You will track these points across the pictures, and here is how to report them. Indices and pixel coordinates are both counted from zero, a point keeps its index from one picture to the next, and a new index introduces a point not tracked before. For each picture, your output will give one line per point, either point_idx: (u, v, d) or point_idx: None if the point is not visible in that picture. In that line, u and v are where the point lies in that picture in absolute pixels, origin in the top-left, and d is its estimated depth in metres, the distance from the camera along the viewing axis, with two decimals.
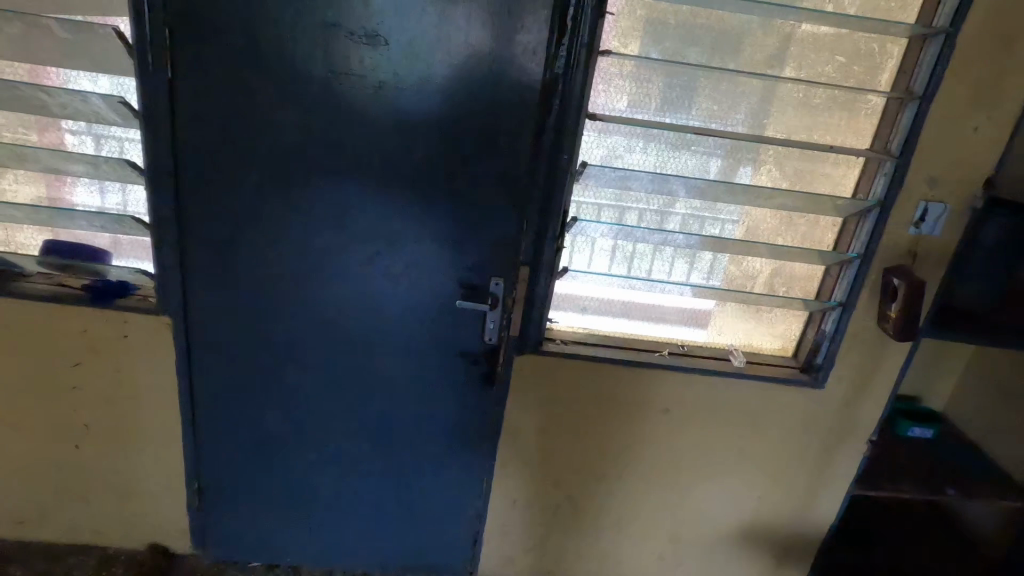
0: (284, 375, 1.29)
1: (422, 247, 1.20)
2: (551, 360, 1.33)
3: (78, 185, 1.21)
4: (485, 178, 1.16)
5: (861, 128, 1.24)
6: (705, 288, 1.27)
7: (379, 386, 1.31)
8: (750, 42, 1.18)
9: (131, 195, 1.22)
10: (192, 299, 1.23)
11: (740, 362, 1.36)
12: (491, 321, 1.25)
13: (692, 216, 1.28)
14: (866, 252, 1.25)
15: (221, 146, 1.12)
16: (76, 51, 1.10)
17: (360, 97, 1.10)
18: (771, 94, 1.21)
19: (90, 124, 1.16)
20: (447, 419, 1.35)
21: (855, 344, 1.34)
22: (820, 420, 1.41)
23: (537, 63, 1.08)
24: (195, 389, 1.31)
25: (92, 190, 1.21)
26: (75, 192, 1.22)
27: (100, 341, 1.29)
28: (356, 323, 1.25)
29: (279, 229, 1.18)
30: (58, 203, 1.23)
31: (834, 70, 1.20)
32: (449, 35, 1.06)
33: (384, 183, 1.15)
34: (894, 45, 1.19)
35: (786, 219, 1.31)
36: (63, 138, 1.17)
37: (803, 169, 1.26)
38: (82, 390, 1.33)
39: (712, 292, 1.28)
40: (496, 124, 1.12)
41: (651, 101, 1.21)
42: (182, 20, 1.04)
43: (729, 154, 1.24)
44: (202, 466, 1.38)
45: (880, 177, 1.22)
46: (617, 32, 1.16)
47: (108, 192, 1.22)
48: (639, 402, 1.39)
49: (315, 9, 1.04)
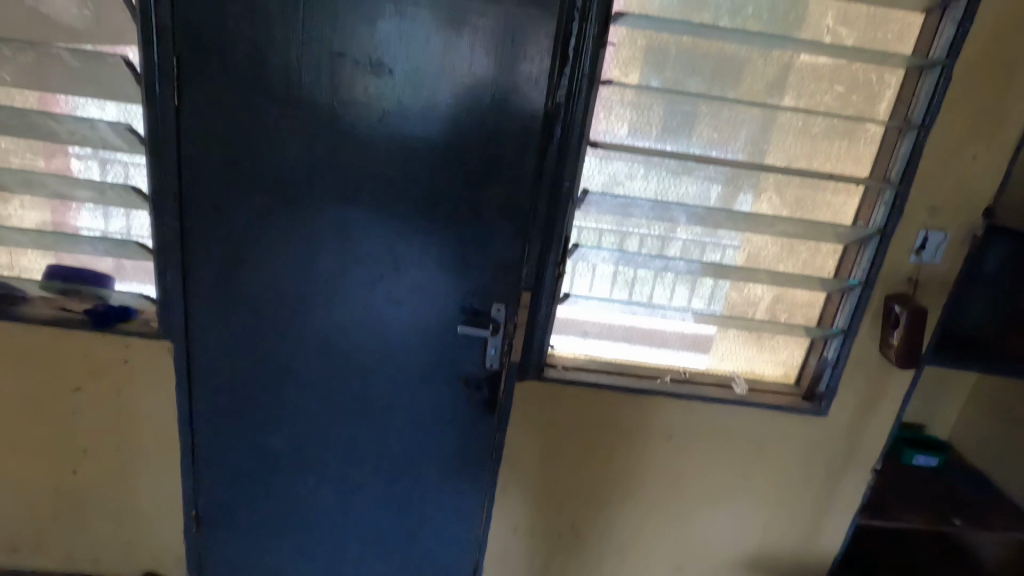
0: (285, 400, 1.29)
1: (424, 271, 1.20)
2: (553, 385, 1.32)
3: (82, 211, 1.22)
4: (488, 204, 1.16)
5: (861, 156, 1.25)
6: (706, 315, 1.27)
7: (380, 411, 1.30)
8: (749, 70, 1.20)
9: (135, 220, 1.22)
10: (194, 324, 1.23)
11: (743, 390, 1.36)
12: (492, 347, 1.25)
13: (693, 242, 1.28)
14: (868, 279, 1.25)
15: (226, 171, 1.13)
16: (85, 79, 1.11)
17: (364, 124, 1.11)
18: (770, 122, 1.22)
19: (96, 149, 1.17)
20: (448, 445, 1.34)
21: (858, 371, 1.34)
22: (824, 447, 1.40)
23: (540, 92, 1.10)
24: (195, 414, 1.30)
25: (97, 214, 1.22)
26: (80, 216, 1.22)
27: (101, 365, 1.28)
28: (358, 348, 1.25)
29: (281, 253, 1.18)
30: (63, 228, 1.23)
31: (832, 100, 1.21)
32: (453, 64, 1.08)
33: (388, 209, 1.16)
34: (891, 76, 1.21)
35: (788, 246, 1.31)
36: (69, 163, 1.18)
37: (804, 197, 1.27)
38: (81, 414, 1.32)
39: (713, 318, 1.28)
40: (499, 151, 1.13)
41: (652, 128, 1.22)
42: (190, 48, 1.06)
43: (729, 182, 1.25)
44: (200, 491, 1.36)
45: (880, 205, 1.23)
46: (618, 62, 1.18)
47: (112, 217, 1.22)
48: (641, 428, 1.38)
49: (321, 38, 1.06)
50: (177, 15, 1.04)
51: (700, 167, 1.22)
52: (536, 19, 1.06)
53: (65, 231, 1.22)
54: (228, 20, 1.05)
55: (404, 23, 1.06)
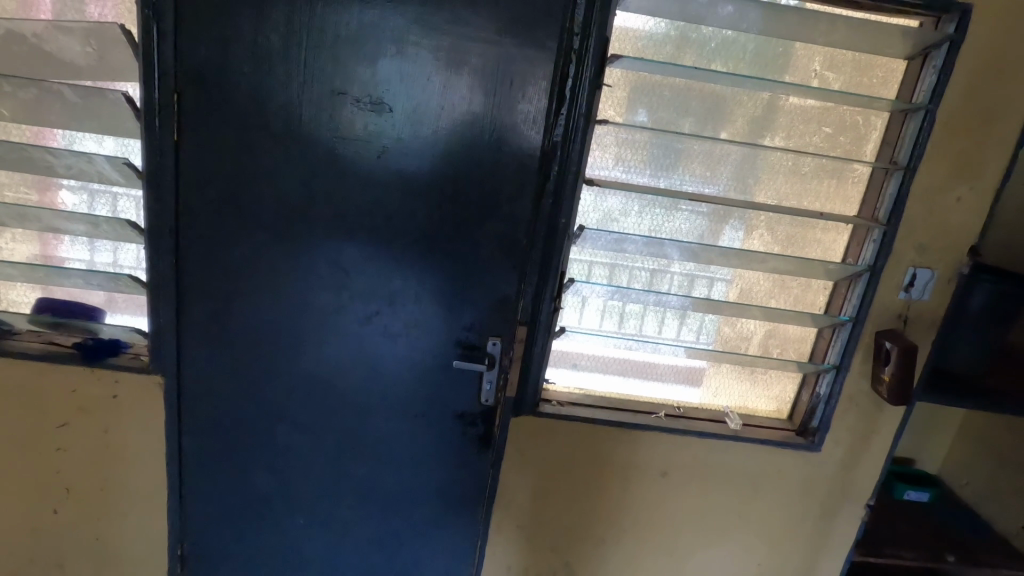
0: (278, 437, 1.27)
1: (420, 306, 1.20)
2: (548, 420, 1.32)
3: (71, 243, 1.22)
4: (485, 242, 1.17)
5: (849, 196, 1.28)
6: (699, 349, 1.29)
7: (374, 447, 1.28)
8: (739, 111, 1.23)
9: (124, 254, 1.23)
10: (187, 358, 1.21)
11: (737, 425, 1.37)
12: (488, 382, 1.24)
13: (687, 277, 1.30)
14: (859, 315, 1.27)
15: (224, 205, 1.13)
16: (85, 114, 1.11)
17: (364, 161, 1.12)
18: (761, 161, 1.25)
19: (86, 181, 1.18)
20: (442, 483, 1.31)
21: (850, 406, 1.35)
22: (818, 483, 1.40)
23: (537, 130, 1.12)
24: (185, 450, 1.27)
25: (83, 246, 1.22)
26: (68, 249, 1.22)
27: (89, 401, 1.26)
28: (353, 382, 1.24)
29: (276, 286, 1.18)
30: (51, 261, 1.23)
31: (821, 140, 1.25)
32: (452, 104, 1.10)
33: (385, 244, 1.16)
34: (877, 118, 1.25)
35: (779, 282, 1.33)
36: (61, 196, 1.19)
37: (794, 234, 1.30)
38: (66, 451, 1.29)
39: (705, 352, 1.30)
40: (496, 189, 1.14)
41: (646, 167, 1.24)
42: (193, 85, 1.07)
43: (714, 218, 1.28)
44: (186, 529, 1.32)
45: (869, 243, 1.25)
46: (613, 102, 1.21)
47: (99, 249, 1.22)
48: (636, 464, 1.37)
49: (323, 77, 1.07)
50: (181, 52, 1.05)
51: (690, 204, 1.25)
52: (534, 60, 1.08)
53: (53, 263, 1.22)
54: (231, 59, 1.06)
55: (405, 64, 1.08)
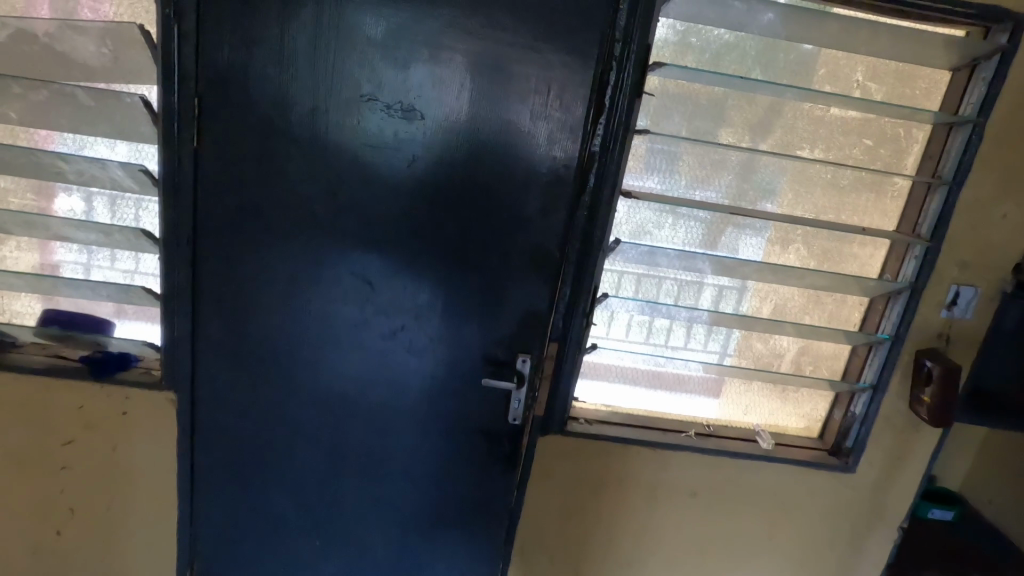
0: (296, 455, 1.21)
1: (448, 321, 1.15)
2: (576, 440, 1.27)
3: (69, 249, 1.16)
4: (517, 255, 1.12)
5: (888, 210, 1.25)
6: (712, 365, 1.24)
7: (396, 466, 1.23)
8: (777, 122, 1.19)
9: (121, 262, 1.17)
10: (201, 373, 1.16)
11: (768, 445, 1.32)
12: (517, 400, 1.18)
13: (721, 292, 1.26)
14: (898, 333, 1.23)
15: (243, 214, 1.08)
16: (97, 117, 1.06)
17: (391, 170, 1.07)
18: (798, 173, 1.22)
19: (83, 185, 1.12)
20: (465, 505, 1.26)
21: (886, 427, 1.31)
22: (852, 505, 1.36)
23: (573, 140, 1.07)
24: (197, 469, 1.21)
25: (79, 252, 1.16)
26: (67, 257, 1.17)
27: (96, 417, 1.19)
28: (375, 399, 1.19)
29: (297, 300, 1.13)
30: (49, 269, 1.18)
31: (861, 153, 1.21)
32: (485, 112, 1.05)
33: (412, 256, 1.11)
34: (918, 131, 1.21)
35: (813, 298, 1.29)
36: (56, 199, 1.13)
37: (831, 249, 1.26)
38: (71, 470, 1.23)
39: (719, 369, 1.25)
40: (528, 200, 1.10)
41: (681, 178, 1.20)
42: (214, 88, 1.01)
43: (719, 226, 1.22)
44: (196, 550, 1.26)
45: (910, 260, 1.22)
46: (649, 111, 1.17)
47: (96, 257, 1.17)
48: (666, 485, 1.33)
49: (351, 80, 1.02)
50: (203, 54, 1.00)
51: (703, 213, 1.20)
52: (572, 68, 1.04)
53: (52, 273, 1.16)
54: (254, 62, 1.00)
55: (437, 69, 1.03)
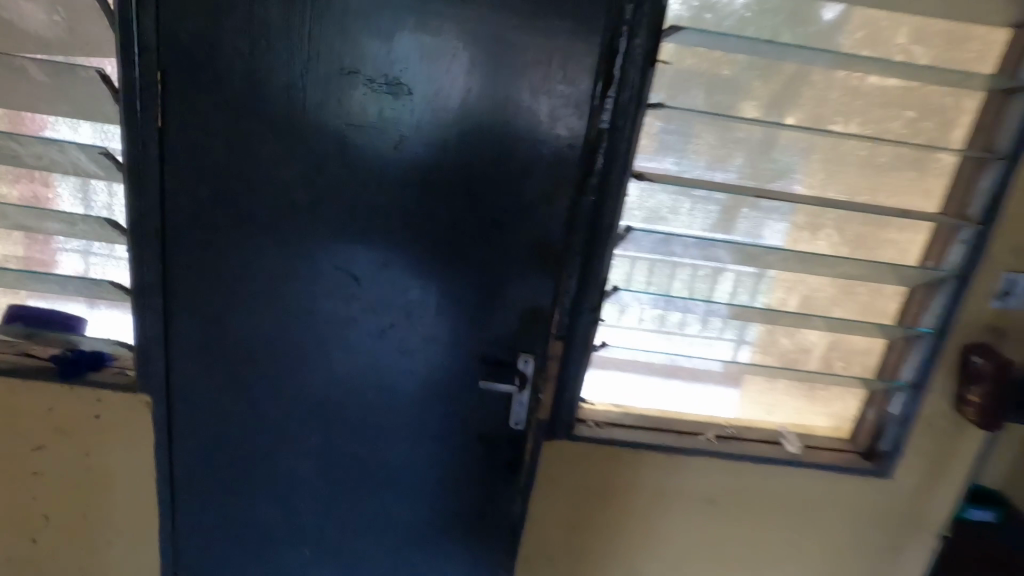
0: (281, 460, 1.13)
1: (442, 318, 1.05)
2: (583, 444, 1.17)
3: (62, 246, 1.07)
4: (518, 245, 1.02)
5: (931, 189, 1.12)
6: (734, 363, 1.16)
7: (388, 472, 1.14)
8: (807, 92, 1.07)
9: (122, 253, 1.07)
10: (176, 375, 1.07)
11: (796, 448, 1.21)
12: (519, 404, 1.09)
13: (743, 282, 1.15)
14: (942, 327, 1.12)
15: (215, 201, 0.98)
16: (54, 94, 0.97)
17: (377, 153, 0.96)
18: (830, 150, 1.09)
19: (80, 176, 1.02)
20: (464, 514, 1.17)
21: (926, 429, 1.19)
22: (886, 512, 1.25)
23: (579, 116, 0.96)
24: (176, 476, 1.13)
25: (77, 251, 1.07)
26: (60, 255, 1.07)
27: (68, 420, 1.12)
28: (364, 401, 1.09)
29: (276, 295, 1.03)
30: (39, 265, 1.08)
31: (902, 126, 1.08)
32: (480, 87, 0.94)
33: (401, 246, 1.01)
34: (969, 100, 1.08)
35: (846, 288, 1.17)
36: (49, 192, 1.04)
37: (866, 234, 1.14)
38: (44, 476, 1.15)
39: (745, 367, 1.16)
40: (530, 184, 0.99)
41: (700, 158, 1.08)
42: (179, 63, 0.91)
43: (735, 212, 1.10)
44: (179, 559, 1.19)
45: (957, 245, 1.10)
46: (664, 83, 1.05)
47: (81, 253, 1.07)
48: (682, 491, 1.22)
49: (329, 52, 0.92)
50: (164, 24, 0.90)
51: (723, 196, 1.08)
52: (578, 36, 0.92)
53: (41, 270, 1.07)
54: (221, 33, 0.90)
55: (426, 38, 0.92)
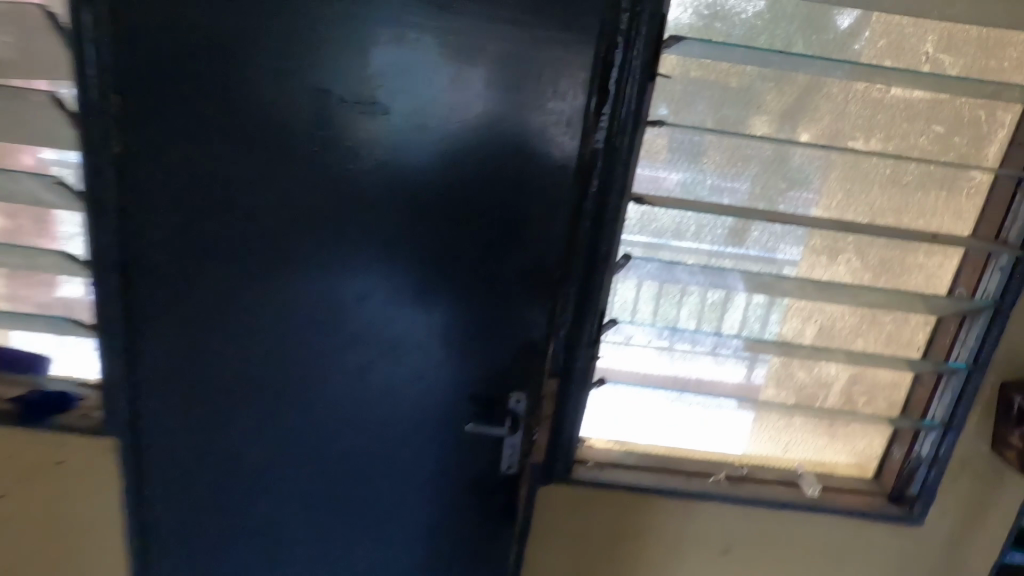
0: (256, 508, 1.05)
1: (426, 354, 0.97)
2: (583, 487, 1.08)
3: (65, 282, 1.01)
4: (507, 275, 0.94)
5: (962, 210, 1.03)
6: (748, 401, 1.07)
7: (372, 520, 1.06)
8: (824, 107, 0.98)
9: None
10: (143, 417, 1.00)
11: (815, 492, 1.11)
12: (510, 446, 1.01)
13: (756, 312, 1.05)
14: (977, 361, 1.01)
15: (178, 232, 0.91)
16: (12, 121, 0.92)
17: (352, 177, 0.89)
18: (850, 169, 1.00)
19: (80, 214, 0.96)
20: (455, 565, 1.08)
21: (962, 472, 1.09)
22: (918, 561, 1.14)
23: (571, 136, 0.88)
24: (145, 524, 1.05)
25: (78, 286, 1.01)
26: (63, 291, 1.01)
27: (31, 465, 1.05)
28: (344, 444, 1.01)
29: (247, 332, 0.96)
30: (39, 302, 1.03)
31: (929, 142, 0.99)
32: (461, 105, 0.86)
33: (380, 278, 0.93)
34: (1004, 112, 0.98)
35: (869, 317, 1.07)
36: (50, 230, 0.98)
37: (890, 259, 1.04)
38: (8, 524, 1.08)
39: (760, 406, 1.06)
40: (519, 210, 0.91)
41: (706, 177, 0.99)
42: (136, 85, 0.85)
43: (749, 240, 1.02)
44: None
45: (994, 272, 0.99)
46: (667, 96, 0.96)
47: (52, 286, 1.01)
48: (693, 538, 1.13)
49: (299, 69, 0.84)
50: (120, 43, 0.83)
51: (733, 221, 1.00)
52: (569, 48, 0.84)
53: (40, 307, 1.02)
54: (182, 51, 0.83)
55: (403, 53, 0.84)
